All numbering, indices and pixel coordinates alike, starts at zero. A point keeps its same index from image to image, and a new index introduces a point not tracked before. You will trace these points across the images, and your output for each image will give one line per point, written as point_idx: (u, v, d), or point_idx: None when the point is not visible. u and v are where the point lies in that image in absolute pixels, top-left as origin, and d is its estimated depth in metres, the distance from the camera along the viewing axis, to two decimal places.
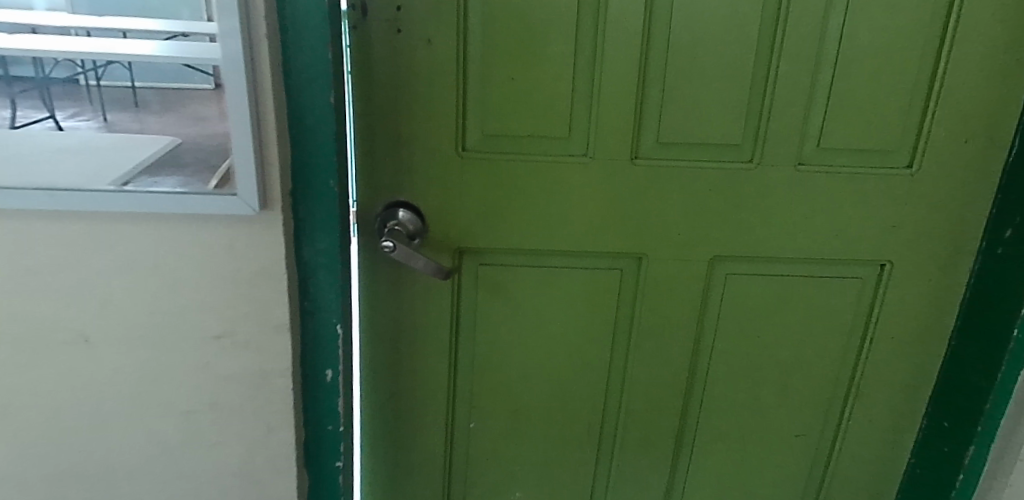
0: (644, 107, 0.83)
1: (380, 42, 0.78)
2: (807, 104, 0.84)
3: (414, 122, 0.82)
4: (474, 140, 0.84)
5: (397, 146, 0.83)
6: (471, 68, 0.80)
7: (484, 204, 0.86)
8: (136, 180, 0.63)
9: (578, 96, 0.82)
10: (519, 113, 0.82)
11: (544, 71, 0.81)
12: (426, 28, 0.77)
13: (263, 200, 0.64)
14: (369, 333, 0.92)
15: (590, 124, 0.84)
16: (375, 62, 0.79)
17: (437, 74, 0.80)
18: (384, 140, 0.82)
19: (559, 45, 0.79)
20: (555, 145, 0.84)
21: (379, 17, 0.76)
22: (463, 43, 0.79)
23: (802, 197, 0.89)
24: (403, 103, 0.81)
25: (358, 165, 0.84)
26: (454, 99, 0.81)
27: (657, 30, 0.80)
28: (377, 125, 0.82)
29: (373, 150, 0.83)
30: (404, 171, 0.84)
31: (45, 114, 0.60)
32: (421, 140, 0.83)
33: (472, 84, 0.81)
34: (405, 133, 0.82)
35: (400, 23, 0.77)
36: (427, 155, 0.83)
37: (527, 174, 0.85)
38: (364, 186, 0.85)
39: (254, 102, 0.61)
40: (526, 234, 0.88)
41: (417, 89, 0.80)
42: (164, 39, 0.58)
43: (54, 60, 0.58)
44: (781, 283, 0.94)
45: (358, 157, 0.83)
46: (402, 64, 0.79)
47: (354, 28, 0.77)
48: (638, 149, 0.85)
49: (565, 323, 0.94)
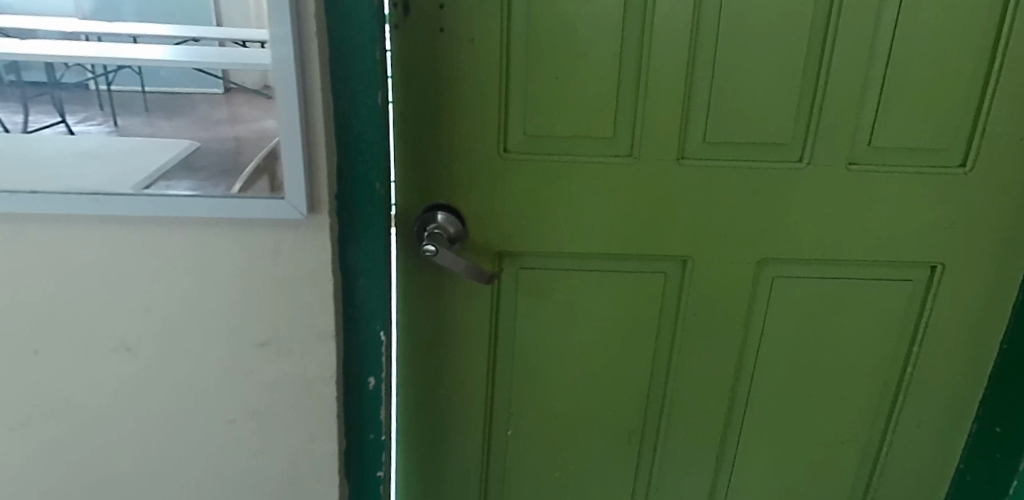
0: (691, 106, 0.81)
1: (422, 42, 0.76)
2: (858, 102, 0.82)
3: (455, 124, 0.80)
4: (516, 141, 0.81)
5: (437, 148, 0.81)
6: (514, 68, 0.78)
7: (526, 206, 0.84)
8: (154, 184, 0.61)
9: (623, 96, 0.80)
10: (563, 113, 0.80)
11: (589, 71, 0.78)
12: (469, 27, 0.75)
13: (310, 203, 0.62)
14: (407, 339, 0.90)
15: (635, 124, 0.81)
16: (416, 63, 0.77)
17: (480, 73, 0.77)
18: (425, 142, 0.81)
19: (605, 44, 0.77)
20: (600, 145, 0.82)
21: (422, 16, 0.75)
22: (506, 42, 0.77)
23: (852, 197, 0.86)
24: (445, 103, 0.79)
25: (398, 168, 0.82)
26: (497, 98, 0.79)
27: (705, 28, 0.77)
28: (418, 127, 0.80)
29: (413, 152, 0.81)
30: (445, 173, 0.82)
31: (56, 119, 0.59)
32: (462, 142, 0.81)
33: (516, 83, 0.79)
34: (447, 134, 0.80)
35: (442, 22, 0.75)
36: (468, 157, 0.81)
37: (571, 175, 0.83)
38: (403, 188, 0.83)
39: (303, 103, 0.59)
40: (568, 237, 0.86)
41: (459, 90, 0.78)
42: (174, 44, 0.57)
43: (64, 65, 0.56)
44: (828, 285, 0.91)
45: (397, 159, 0.81)
46: (445, 64, 0.77)
47: (396, 28, 0.75)
48: (684, 149, 0.83)
49: (606, 327, 0.92)
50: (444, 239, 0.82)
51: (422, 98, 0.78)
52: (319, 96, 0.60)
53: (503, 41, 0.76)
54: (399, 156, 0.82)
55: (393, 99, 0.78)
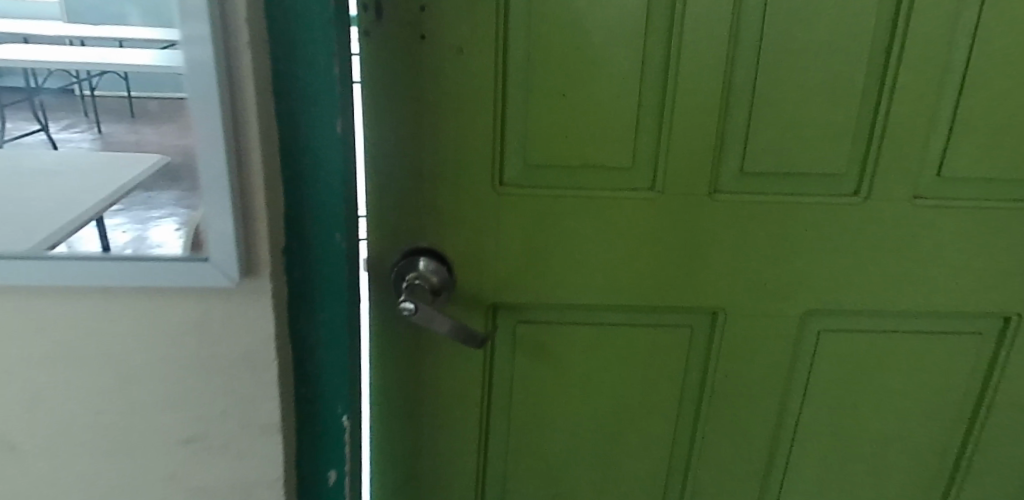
0: (728, 131, 0.66)
1: (399, 53, 0.61)
2: (927, 127, 0.68)
3: (441, 152, 0.65)
4: (515, 172, 0.67)
5: (418, 182, 0.66)
6: (513, 84, 0.63)
7: (528, 249, 0.70)
8: (130, 196, 0.48)
9: (646, 118, 0.66)
10: (573, 139, 0.66)
11: (605, 89, 0.64)
12: (456, 35, 0.61)
13: (245, 265, 0.47)
14: (381, 408, 0.75)
15: (659, 152, 0.67)
16: (392, 78, 0.62)
17: (471, 91, 0.63)
18: (404, 174, 0.66)
19: (625, 55, 0.63)
20: (616, 177, 0.68)
21: (398, 21, 0.60)
22: (504, 53, 0.62)
23: (915, 239, 0.72)
24: (428, 128, 0.64)
25: (371, 205, 0.67)
26: (491, 122, 0.64)
27: (747, 38, 0.63)
28: (396, 156, 0.65)
29: (389, 187, 0.66)
30: (429, 211, 0.68)
31: (36, 129, 0.45)
32: (448, 174, 0.66)
33: (515, 104, 0.64)
34: (430, 165, 0.66)
35: (423, 27, 0.60)
36: (457, 191, 0.67)
37: (582, 213, 0.69)
38: (378, 230, 0.68)
39: (232, 136, 0.44)
40: (577, 286, 0.72)
41: (445, 111, 0.64)
42: (161, 47, 0.42)
43: (46, 69, 0.44)
44: (882, 341, 0.77)
45: (370, 195, 0.67)
46: (427, 80, 0.62)
47: (366, 35, 0.60)
48: (718, 181, 0.69)
49: (621, 391, 0.77)
50: (426, 292, 0.67)
51: (400, 121, 0.64)
52: (253, 125, 0.45)
53: (500, 51, 0.62)
54: (372, 191, 0.67)
55: (364, 122, 0.64)
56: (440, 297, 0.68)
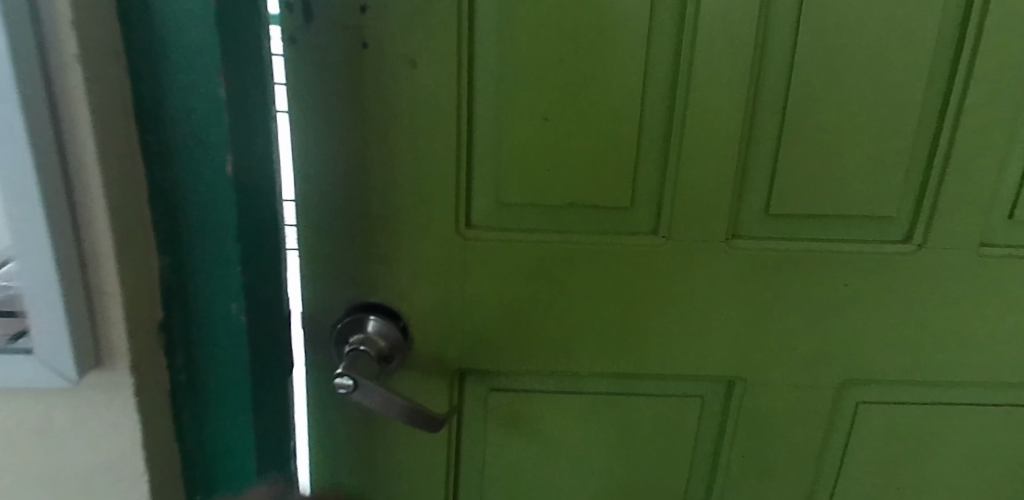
0: (749, 164, 0.53)
1: (334, 65, 0.48)
2: (1001, 159, 0.54)
3: (391, 188, 0.52)
4: (486, 211, 0.55)
5: (364, 224, 0.53)
6: (482, 105, 0.51)
7: (502, 304, 0.57)
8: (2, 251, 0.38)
9: (648, 149, 0.53)
10: (557, 174, 0.53)
11: (596, 113, 0.51)
12: (409, 44, 0.48)
13: (93, 358, 0.39)
14: (327, 491, 0.62)
15: (664, 189, 0.54)
16: (326, 97, 0.49)
17: (428, 113, 0.50)
18: (345, 215, 0.53)
19: (622, 70, 0.50)
20: (611, 219, 0.55)
21: (331, 24, 0.47)
22: (469, 67, 0.49)
23: (979, 295, 0.59)
24: (377, 159, 0.51)
25: (305, 252, 0.54)
26: (455, 152, 0.51)
27: (777, 49, 0.50)
28: (335, 194, 0.52)
29: (327, 231, 0.53)
30: (378, 259, 0.55)
31: None
32: (401, 215, 0.53)
33: (484, 128, 0.52)
34: (380, 205, 0.53)
35: (365, 34, 0.47)
36: (413, 236, 0.54)
37: (568, 261, 0.56)
38: (314, 282, 0.55)
39: (64, 195, 0.36)
40: (562, 346, 0.59)
41: (396, 139, 0.51)
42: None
43: None
44: (934, 415, 0.63)
45: (303, 241, 0.54)
46: (374, 99, 0.49)
47: (291, 43, 0.47)
48: (736, 225, 0.56)
49: (618, 472, 0.64)
50: (374, 360, 0.55)
51: (339, 150, 0.51)
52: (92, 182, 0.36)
53: (464, 64, 0.49)
54: (307, 237, 0.53)
55: (293, 152, 0.51)
56: (392, 364, 0.56)
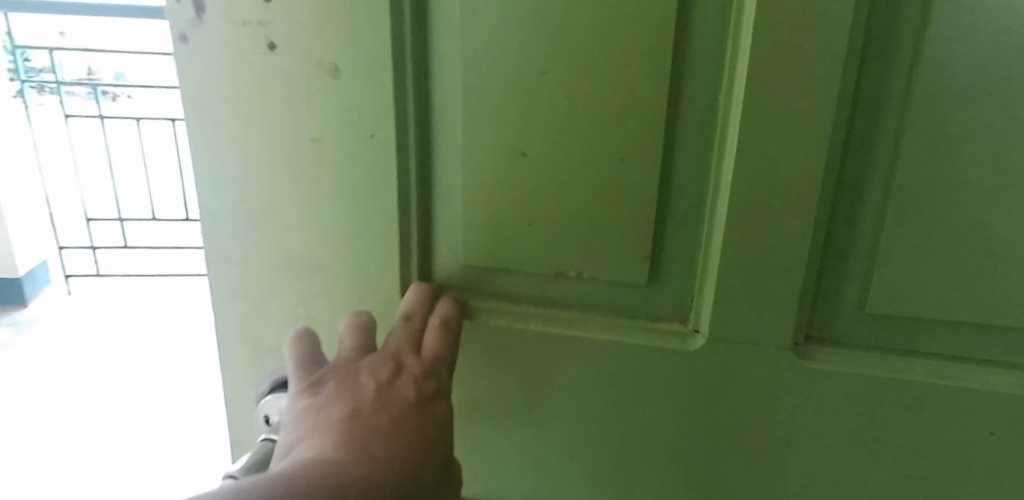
0: (834, 239, 0.35)
1: (236, 72, 0.36)
2: None
3: (321, 235, 0.40)
4: (451, 270, 0.41)
5: (297, 278, 0.42)
6: (438, 132, 0.37)
7: (472, 390, 0.44)
8: None
9: (673, 202, 0.36)
10: (538, 229, 0.38)
11: (594, 149, 0.36)
12: (327, 46, 0.35)
13: None
14: None
15: (696, 265, 0.37)
16: (231, 114, 0.37)
17: (362, 144, 0.37)
18: (272, 265, 0.42)
19: (630, 89, 0.34)
20: (619, 296, 0.40)
21: (228, 18, 0.35)
22: (416, 79, 0.36)
23: None
24: (302, 201, 0.39)
25: (230, 303, 0.44)
26: (400, 196, 0.38)
27: (885, 65, 0.31)
28: (256, 238, 0.41)
29: (254, 281, 0.43)
30: (316, 321, 0.43)
31: None
32: (337, 269, 0.41)
33: (442, 165, 0.38)
34: (311, 258, 0.41)
35: (271, 30, 0.35)
36: (351, 294, 0.42)
37: (557, 349, 0.41)
38: (248, 339, 0.45)
39: None
40: (553, 456, 0.44)
41: (319, 173, 0.38)
42: None
43: None
44: None
45: (228, 292, 0.44)
46: (292, 123, 0.37)
47: (180, 41, 0.36)
48: (811, 324, 0.37)
49: None
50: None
51: (255, 187, 0.39)
52: None
53: (408, 75, 0.36)
54: (230, 286, 0.44)
55: (199, 184, 0.40)
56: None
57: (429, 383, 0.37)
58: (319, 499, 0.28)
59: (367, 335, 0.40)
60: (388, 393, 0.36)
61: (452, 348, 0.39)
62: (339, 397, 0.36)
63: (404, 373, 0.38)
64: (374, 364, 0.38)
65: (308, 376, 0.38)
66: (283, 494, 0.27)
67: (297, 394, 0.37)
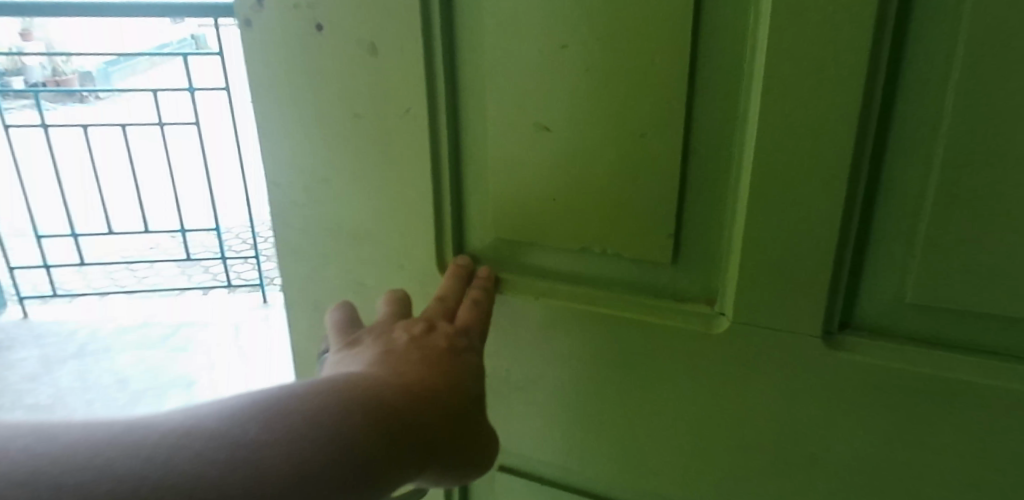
0: (870, 219, 0.32)
1: (291, 53, 0.40)
2: None
3: (364, 205, 0.44)
4: (483, 243, 0.43)
5: (345, 247, 0.46)
6: (469, 108, 0.39)
7: (503, 359, 0.46)
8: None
9: (697, 180, 0.35)
10: (562, 204, 0.39)
11: (616, 124, 0.35)
12: (365, 27, 0.38)
13: None
14: None
15: (720, 245, 0.36)
16: (287, 91, 0.41)
17: (398, 119, 0.40)
18: (326, 234, 0.46)
19: (648, 62, 0.33)
20: (645, 274, 0.39)
21: (282, 4, 0.39)
22: (446, 57, 0.38)
23: None
24: (348, 172, 0.43)
25: (291, 269, 0.49)
26: (433, 171, 0.41)
27: (925, 32, 0.28)
28: (311, 206, 0.45)
29: (311, 247, 0.47)
30: (362, 287, 0.47)
31: None
32: (378, 238, 0.45)
33: (475, 139, 0.40)
34: (357, 225, 0.45)
35: (318, 14, 0.38)
36: (392, 262, 0.45)
37: (582, 324, 0.41)
38: (306, 303, 0.50)
39: None
40: (577, 427, 0.45)
41: (361, 147, 0.41)
42: None
43: None
44: None
45: (290, 258, 0.49)
46: (337, 98, 0.40)
47: (245, 25, 0.41)
48: (845, 311, 0.35)
49: None
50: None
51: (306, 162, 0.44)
52: None
53: (439, 52, 0.37)
54: (292, 252, 0.48)
55: (265, 156, 0.45)
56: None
57: (462, 338, 0.39)
58: (350, 398, 0.29)
59: (400, 305, 0.42)
60: (420, 340, 0.37)
61: (483, 313, 0.41)
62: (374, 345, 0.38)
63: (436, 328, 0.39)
64: (408, 323, 0.40)
65: (345, 340, 0.40)
66: (313, 397, 0.28)
67: (334, 356, 0.39)
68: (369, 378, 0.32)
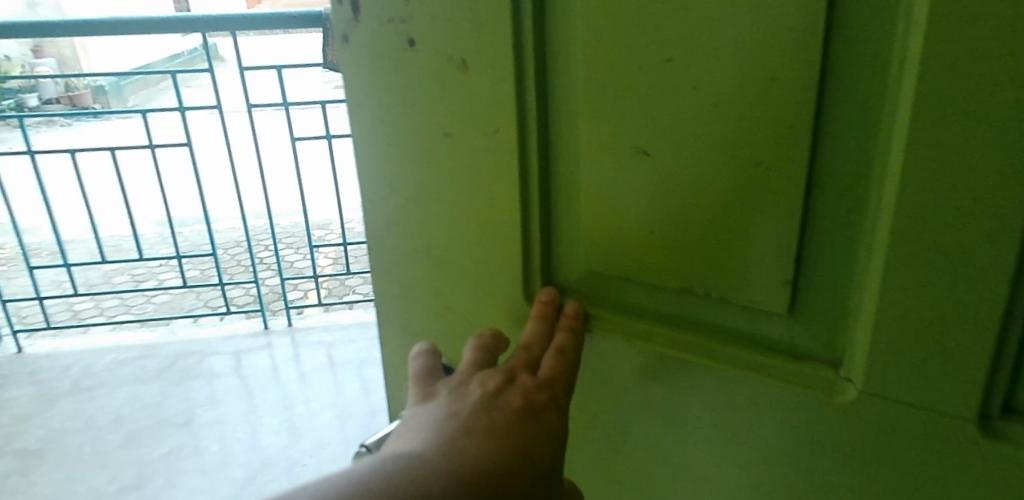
0: None
1: (385, 70, 0.40)
2: None
3: (452, 230, 0.42)
4: (574, 275, 0.40)
5: (432, 272, 0.45)
6: (560, 127, 0.36)
7: (593, 403, 0.42)
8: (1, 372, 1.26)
9: (824, 214, 0.30)
10: (661, 239, 0.35)
11: (727, 148, 0.31)
12: (456, 42, 0.36)
13: None
14: None
15: (850, 295, 0.30)
16: (382, 108, 0.41)
17: (486, 141, 0.37)
18: (414, 257, 0.45)
19: (769, 76, 0.29)
20: (757, 324, 0.34)
21: (377, 21, 0.38)
22: (535, 70, 0.35)
23: None
24: (434, 192, 0.41)
25: (378, 286, 0.49)
26: (523, 197, 0.38)
27: None
28: (397, 224, 0.45)
29: (395, 264, 0.46)
30: (448, 314, 0.45)
31: None
32: (465, 263, 0.43)
33: (568, 165, 0.37)
34: (440, 247, 0.43)
35: (411, 28, 0.37)
36: (476, 288, 0.43)
37: (678, 375, 0.37)
38: (396, 325, 0.49)
39: None
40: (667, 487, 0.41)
41: (451, 168, 0.40)
42: None
43: None
44: None
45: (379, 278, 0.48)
46: (426, 115, 0.39)
47: (341, 41, 0.41)
48: (1010, 394, 0.28)
49: None
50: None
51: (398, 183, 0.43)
52: None
53: (530, 66, 0.35)
54: (378, 271, 0.48)
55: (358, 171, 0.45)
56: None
57: (542, 394, 0.36)
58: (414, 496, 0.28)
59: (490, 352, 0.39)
60: (495, 398, 0.35)
61: (569, 362, 0.37)
62: (447, 399, 0.36)
63: (514, 383, 0.36)
64: (485, 373, 0.37)
65: (420, 390, 0.38)
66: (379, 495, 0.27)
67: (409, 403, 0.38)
68: (435, 457, 0.31)
